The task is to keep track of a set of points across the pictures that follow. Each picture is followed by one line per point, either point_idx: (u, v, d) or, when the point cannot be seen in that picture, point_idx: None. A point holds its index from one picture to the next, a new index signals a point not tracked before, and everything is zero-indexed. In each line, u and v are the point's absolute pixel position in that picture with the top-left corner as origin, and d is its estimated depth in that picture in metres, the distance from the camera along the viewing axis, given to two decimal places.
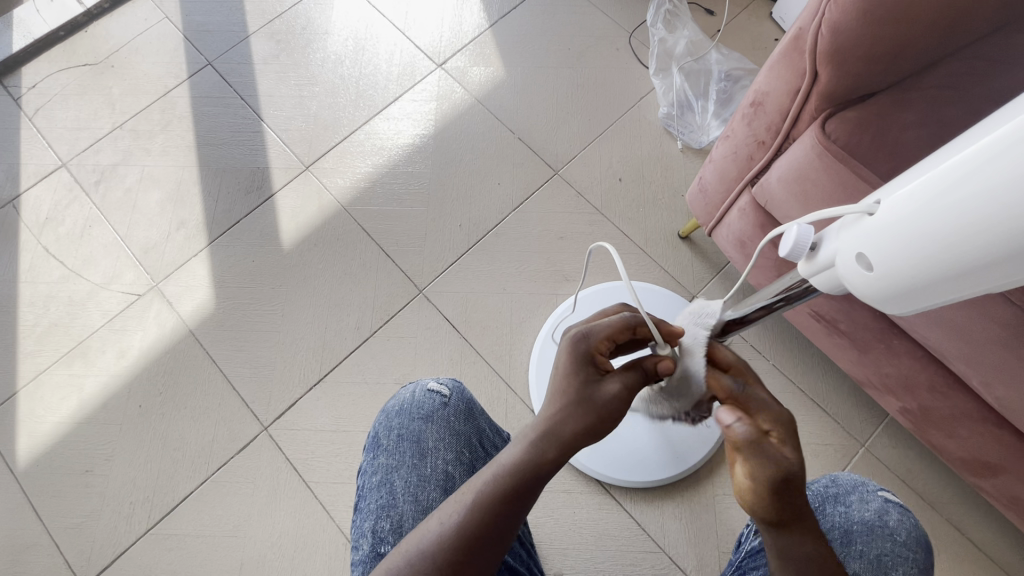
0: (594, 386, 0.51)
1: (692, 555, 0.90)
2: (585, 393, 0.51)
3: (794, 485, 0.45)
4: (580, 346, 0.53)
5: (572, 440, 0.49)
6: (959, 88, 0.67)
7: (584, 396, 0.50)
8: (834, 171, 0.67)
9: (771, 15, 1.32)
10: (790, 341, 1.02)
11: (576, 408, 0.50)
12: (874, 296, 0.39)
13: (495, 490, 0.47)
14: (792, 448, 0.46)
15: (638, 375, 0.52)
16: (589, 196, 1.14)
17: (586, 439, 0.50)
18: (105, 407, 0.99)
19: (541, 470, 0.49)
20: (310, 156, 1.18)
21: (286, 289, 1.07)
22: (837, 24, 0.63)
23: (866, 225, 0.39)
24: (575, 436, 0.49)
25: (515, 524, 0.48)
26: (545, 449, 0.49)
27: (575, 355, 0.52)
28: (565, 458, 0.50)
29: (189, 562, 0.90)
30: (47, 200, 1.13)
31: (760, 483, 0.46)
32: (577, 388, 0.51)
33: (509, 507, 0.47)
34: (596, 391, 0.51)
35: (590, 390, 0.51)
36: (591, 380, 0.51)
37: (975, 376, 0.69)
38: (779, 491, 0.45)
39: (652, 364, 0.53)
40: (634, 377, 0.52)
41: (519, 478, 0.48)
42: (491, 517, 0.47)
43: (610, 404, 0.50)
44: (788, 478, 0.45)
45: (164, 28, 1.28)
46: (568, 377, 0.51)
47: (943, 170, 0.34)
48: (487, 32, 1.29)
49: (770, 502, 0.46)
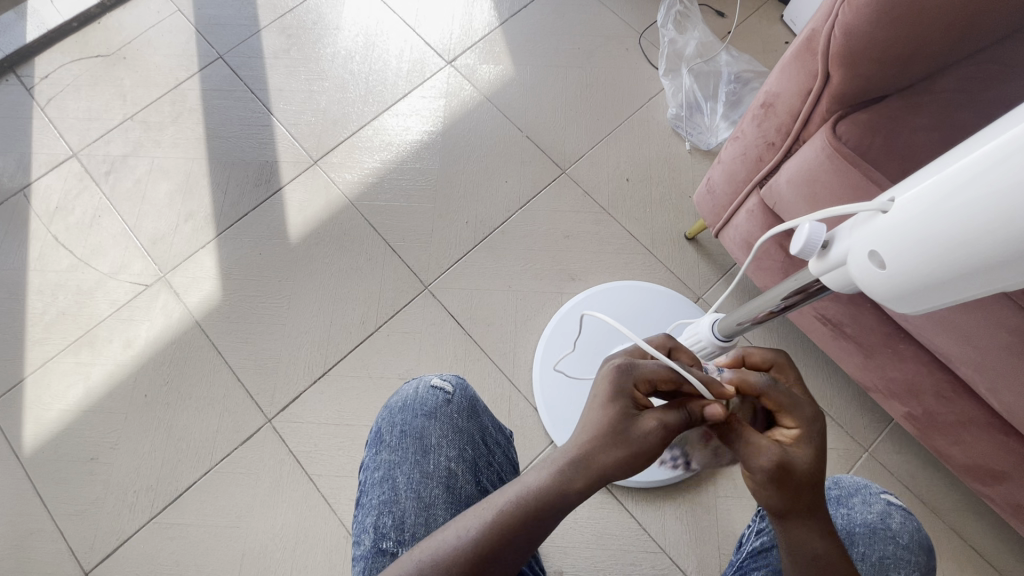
0: (631, 422, 0.48)
1: (693, 556, 0.90)
2: (620, 427, 0.48)
3: (794, 476, 0.47)
4: (620, 378, 0.50)
5: (601, 471, 0.47)
6: (971, 92, 0.67)
7: (618, 430, 0.47)
8: (844, 174, 0.67)
9: (781, 18, 1.32)
10: (794, 345, 1.01)
11: (609, 442, 0.47)
12: (887, 295, 0.39)
13: (513, 504, 0.47)
14: (807, 446, 0.48)
15: (681, 419, 0.48)
16: (596, 196, 1.14)
17: (617, 474, 0.47)
18: (111, 395, 1.00)
19: (567, 496, 0.47)
20: (318, 151, 1.18)
21: (293, 282, 1.08)
22: (850, 25, 0.63)
23: (879, 224, 0.39)
24: (607, 469, 0.47)
25: (532, 546, 0.47)
26: (573, 478, 0.47)
27: (615, 386, 0.49)
28: (595, 488, 0.48)
29: (191, 551, 0.90)
30: (57, 190, 1.14)
31: (760, 474, 0.47)
32: (612, 422, 0.48)
33: (528, 525, 0.47)
34: (632, 427, 0.47)
35: (625, 425, 0.48)
36: (628, 416, 0.48)
37: (982, 381, 0.69)
38: (778, 481, 0.47)
39: (698, 407, 0.48)
40: (677, 420, 0.47)
41: (542, 500, 0.47)
42: (509, 533, 0.46)
43: (645, 443, 0.47)
44: (785, 468, 0.46)
45: (176, 21, 1.29)
46: (603, 409, 0.49)
47: (954, 169, 0.34)
48: (497, 30, 1.29)
49: (777, 491, 0.47)
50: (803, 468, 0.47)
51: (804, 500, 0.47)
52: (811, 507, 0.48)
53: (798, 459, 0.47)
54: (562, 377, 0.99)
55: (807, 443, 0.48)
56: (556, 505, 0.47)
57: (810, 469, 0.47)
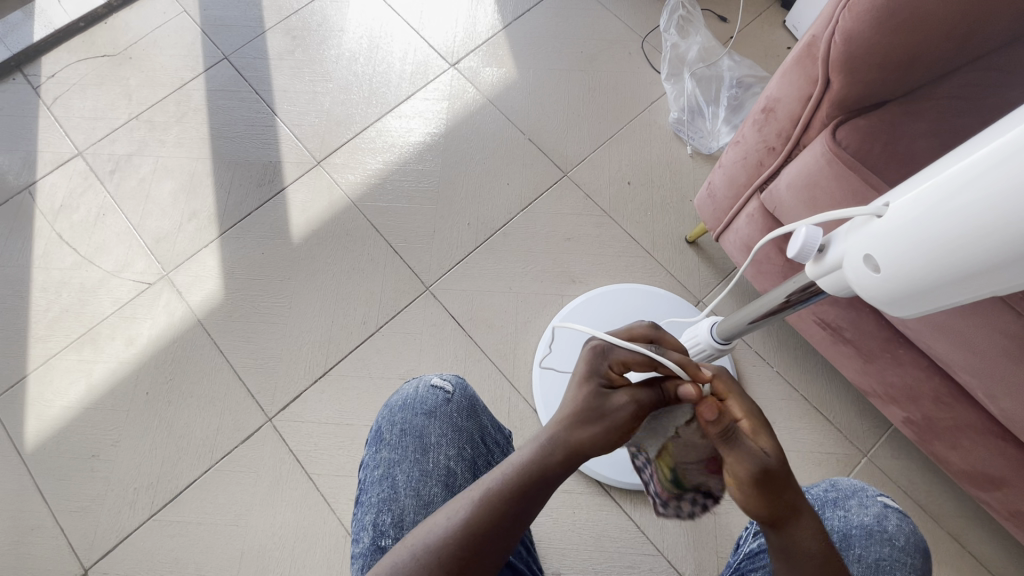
0: (605, 399, 0.50)
1: (690, 559, 0.90)
2: (595, 404, 0.50)
3: (772, 477, 0.46)
4: (596, 359, 0.52)
5: (579, 447, 0.49)
6: (971, 98, 0.67)
7: (593, 408, 0.50)
8: (843, 179, 0.68)
9: (784, 23, 1.33)
10: (794, 349, 1.02)
11: (585, 418, 0.50)
12: (882, 298, 0.40)
13: (501, 486, 0.48)
14: (768, 441, 0.47)
15: (653, 397, 0.51)
16: (598, 199, 1.15)
17: (594, 451, 0.49)
18: (113, 392, 1.00)
19: (549, 472, 0.49)
20: (321, 152, 1.19)
21: (295, 282, 1.08)
22: (850, 31, 0.63)
23: (875, 227, 0.39)
24: (585, 446, 0.49)
25: (522, 528, 0.48)
26: (553, 453, 0.49)
27: (590, 366, 0.52)
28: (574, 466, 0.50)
29: (190, 549, 0.91)
30: (63, 188, 1.15)
31: (743, 483, 0.47)
32: (588, 399, 0.50)
33: (519, 509, 0.47)
34: (607, 404, 0.50)
35: (600, 402, 0.50)
36: (602, 395, 0.51)
37: (980, 387, 0.69)
38: (761, 485, 0.46)
39: (672, 388, 0.51)
40: (649, 398, 0.51)
41: (527, 478, 0.48)
42: (500, 519, 0.47)
43: (620, 418, 0.50)
44: (764, 470, 0.46)
45: (182, 21, 1.30)
46: (580, 388, 0.51)
47: (946, 175, 0.34)
48: (500, 33, 1.30)
49: (760, 498, 0.46)
50: (777, 466, 0.46)
51: (786, 500, 0.46)
52: (799, 506, 0.47)
53: (770, 459, 0.46)
54: (561, 378, 0.99)
55: (768, 435, 0.47)
56: (542, 484, 0.48)
57: (782, 466, 0.46)
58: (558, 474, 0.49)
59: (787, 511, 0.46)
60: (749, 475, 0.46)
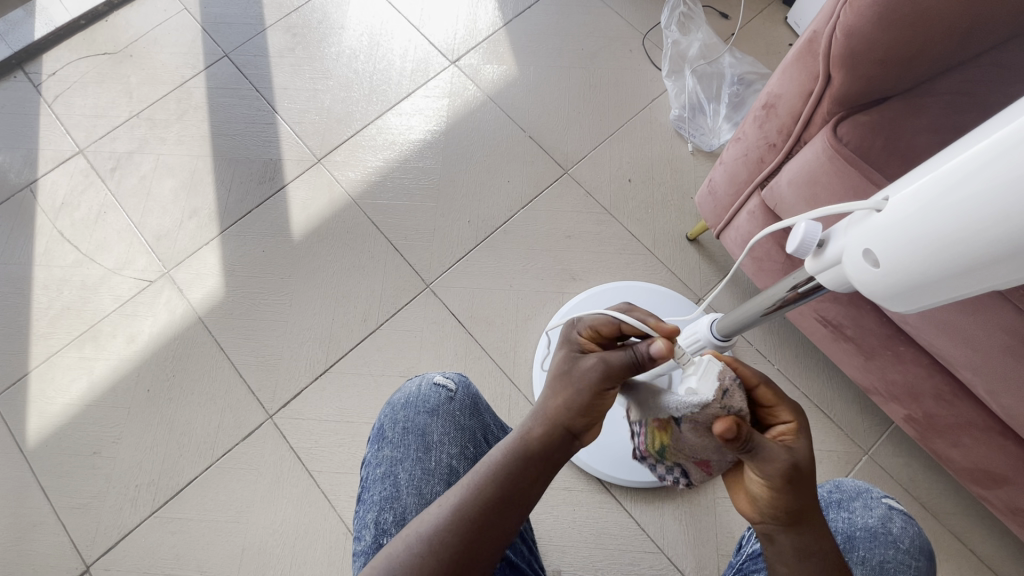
0: (576, 364, 0.52)
1: (690, 556, 0.90)
2: (568, 371, 0.52)
3: (804, 475, 0.46)
4: (569, 332, 0.55)
5: (552, 415, 0.51)
6: (972, 95, 0.67)
7: (566, 375, 0.51)
8: (844, 175, 0.68)
9: (786, 19, 1.33)
10: (796, 347, 1.01)
11: (558, 385, 0.51)
12: (882, 293, 0.40)
13: (494, 481, 0.48)
14: (804, 441, 0.48)
15: (623, 356, 0.49)
16: (599, 196, 1.15)
17: (569, 415, 0.50)
18: (114, 389, 1.00)
19: (532, 450, 0.50)
20: (322, 149, 1.19)
21: (295, 280, 1.08)
22: (851, 27, 0.63)
23: (875, 222, 0.39)
24: (562, 412, 0.50)
25: (516, 522, 0.48)
26: (532, 426, 0.51)
27: (564, 339, 0.55)
28: (554, 436, 0.50)
29: (191, 546, 0.91)
30: (64, 185, 1.15)
31: (773, 480, 0.46)
32: (561, 365, 0.52)
33: (511, 499, 0.48)
34: (577, 367, 0.51)
35: (571, 367, 0.52)
36: (574, 360, 0.52)
37: (981, 385, 0.69)
38: (793, 484, 0.46)
39: (642, 346, 0.49)
40: (618, 356, 0.50)
41: (515, 462, 0.49)
42: (499, 515, 0.47)
43: (591, 379, 0.50)
44: (796, 467, 0.46)
45: (183, 19, 1.30)
46: (557, 359, 0.54)
47: (945, 169, 0.34)
48: (501, 30, 1.30)
49: (788, 494, 0.46)
50: (809, 464, 0.47)
51: (810, 499, 0.47)
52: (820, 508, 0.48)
53: (802, 455, 0.47)
54: None
55: (801, 438, 0.48)
56: (536, 472, 0.49)
57: (813, 464, 0.47)
58: (542, 447, 0.50)
59: (808, 510, 0.47)
60: (782, 473, 0.46)
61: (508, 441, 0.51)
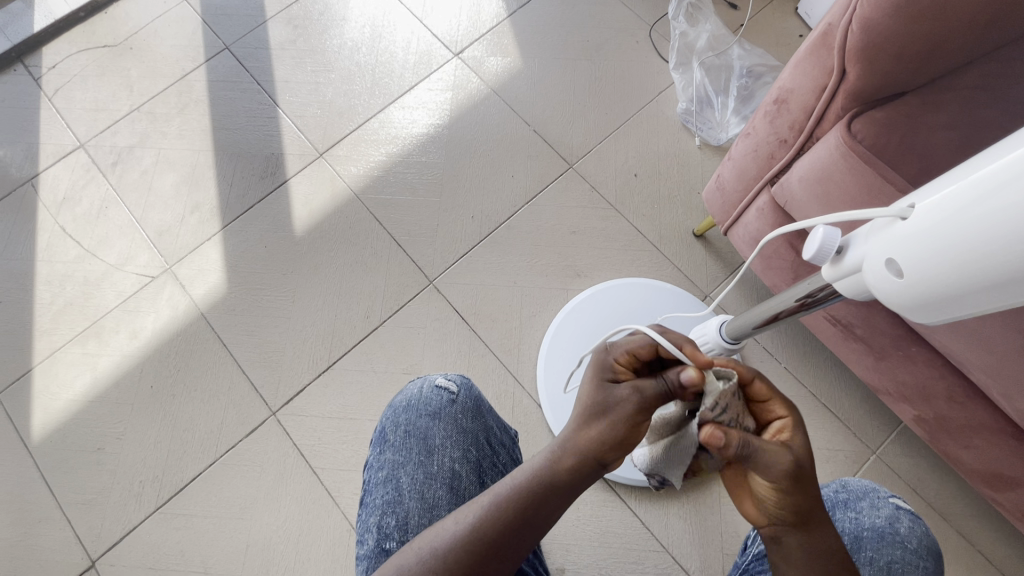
0: (611, 393, 0.50)
1: (696, 556, 0.90)
2: (600, 400, 0.50)
3: (804, 474, 0.46)
4: (602, 355, 0.53)
5: (586, 447, 0.49)
6: (993, 91, 0.66)
7: (600, 405, 0.50)
8: (858, 173, 0.66)
9: (796, 10, 1.30)
10: (804, 346, 1.00)
11: (594, 417, 0.50)
12: (903, 303, 0.38)
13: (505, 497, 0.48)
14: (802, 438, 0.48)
15: (657, 386, 0.50)
16: (604, 191, 1.13)
17: (603, 448, 0.49)
18: (117, 385, 1.00)
19: (558, 480, 0.49)
20: (324, 143, 1.17)
21: (297, 275, 1.07)
22: (869, 20, 0.61)
23: (899, 230, 0.37)
24: (594, 443, 0.49)
25: (530, 539, 0.48)
26: (563, 457, 0.50)
27: (598, 363, 0.53)
28: (585, 469, 0.49)
29: (195, 541, 0.91)
30: (65, 180, 1.14)
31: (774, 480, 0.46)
32: (594, 394, 0.51)
33: (528, 516, 0.48)
34: (612, 397, 0.50)
35: (605, 397, 0.50)
36: (607, 389, 0.51)
37: (995, 387, 0.67)
38: (795, 482, 0.46)
39: (675, 374, 0.49)
40: (653, 386, 0.50)
41: (541, 487, 0.49)
42: (509, 524, 0.47)
43: (625, 410, 0.49)
44: (797, 464, 0.46)
45: (183, 11, 1.28)
46: (587, 387, 0.52)
47: (976, 176, 0.32)
48: (505, 21, 1.27)
49: (792, 494, 0.46)
50: (808, 461, 0.47)
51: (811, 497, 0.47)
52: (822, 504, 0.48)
53: (800, 451, 0.47)
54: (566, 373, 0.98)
55: (800, 434, 0.48)
56: (556, 494, 0.49)
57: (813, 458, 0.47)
58: (569, 478, 0.49)
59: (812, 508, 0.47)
60: (785, 473, 0.46)
61: (534, 465, 0.50)
